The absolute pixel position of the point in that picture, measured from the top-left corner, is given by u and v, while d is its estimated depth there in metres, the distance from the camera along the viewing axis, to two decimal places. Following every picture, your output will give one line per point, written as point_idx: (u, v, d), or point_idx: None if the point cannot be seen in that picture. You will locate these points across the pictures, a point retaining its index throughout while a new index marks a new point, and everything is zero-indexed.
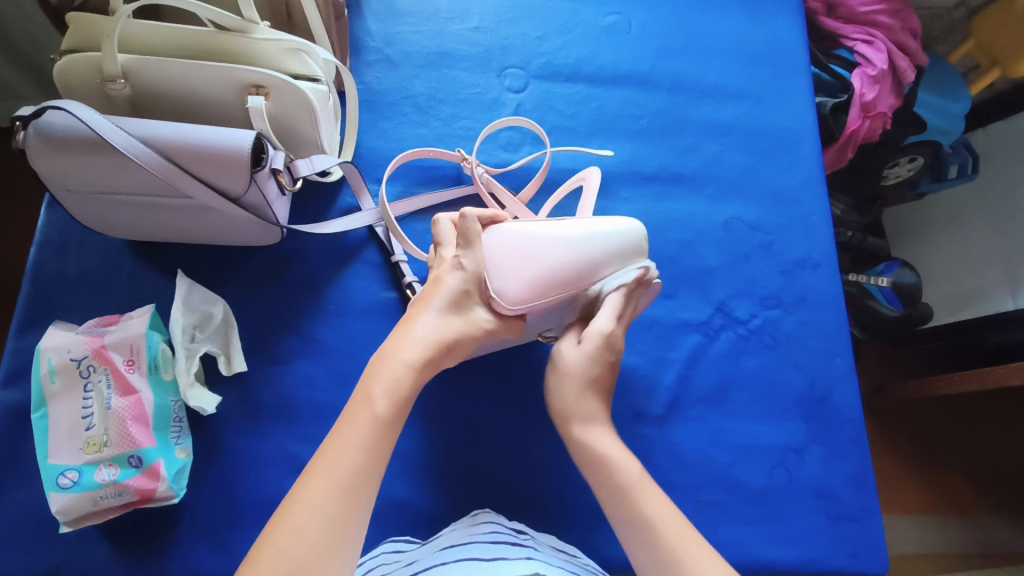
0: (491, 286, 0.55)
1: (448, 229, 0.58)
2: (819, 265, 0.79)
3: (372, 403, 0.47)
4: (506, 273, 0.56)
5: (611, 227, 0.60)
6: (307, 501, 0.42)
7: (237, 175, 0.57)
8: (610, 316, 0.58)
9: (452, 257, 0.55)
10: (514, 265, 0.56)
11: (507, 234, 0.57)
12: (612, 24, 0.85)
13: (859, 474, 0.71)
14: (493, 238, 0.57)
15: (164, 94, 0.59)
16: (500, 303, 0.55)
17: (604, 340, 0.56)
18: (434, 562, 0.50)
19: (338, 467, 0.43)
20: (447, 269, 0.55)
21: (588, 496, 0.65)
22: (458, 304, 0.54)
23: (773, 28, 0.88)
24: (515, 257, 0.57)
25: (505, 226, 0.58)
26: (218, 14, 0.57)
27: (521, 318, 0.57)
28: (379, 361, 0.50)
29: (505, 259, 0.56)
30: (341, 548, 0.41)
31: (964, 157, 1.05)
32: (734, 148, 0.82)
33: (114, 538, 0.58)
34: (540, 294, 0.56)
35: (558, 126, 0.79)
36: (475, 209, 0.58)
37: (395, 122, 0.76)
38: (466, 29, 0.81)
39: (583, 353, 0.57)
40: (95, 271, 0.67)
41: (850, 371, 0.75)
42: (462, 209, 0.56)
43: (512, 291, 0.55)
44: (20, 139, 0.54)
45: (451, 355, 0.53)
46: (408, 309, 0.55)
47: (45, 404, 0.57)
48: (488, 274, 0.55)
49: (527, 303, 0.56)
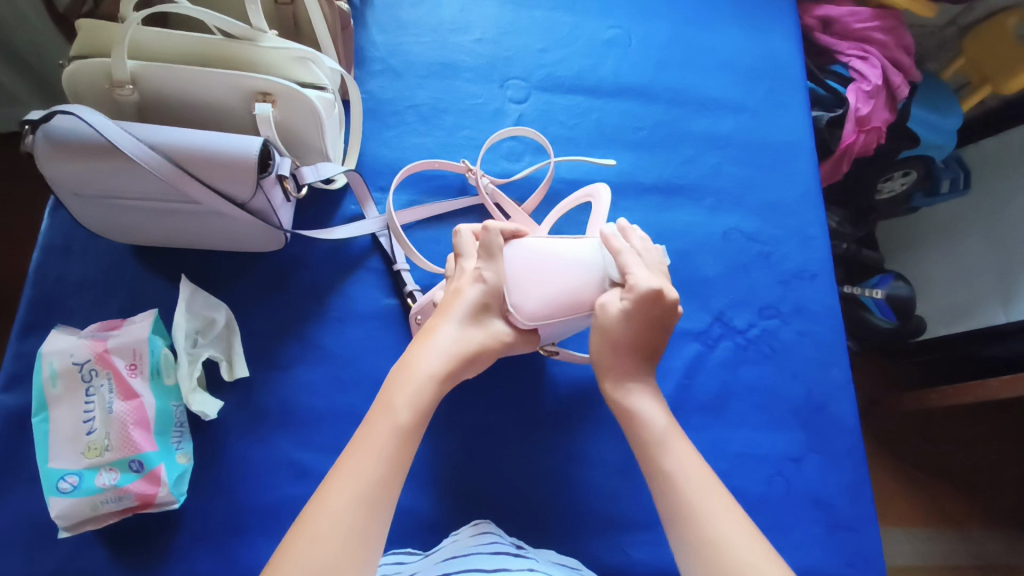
0: (509, 301, 0.56)
1: (469, 241, 0.59)
2: (816, 275, 0.79)
3: (388, 411, 0.47)
4: (525, 288, 0.57)
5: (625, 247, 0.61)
6: (319, 507, 0.42)
7: (244, 181, 0.57)
8: (636, 277, 0.56)
9: (474, 269, 0.56)
10: (535, 279, 0.57)
11: (526, 250, 0.58)
12: (613, 37, 0.86)
13: (857, 484, 0.71)
14: (516, 253, 0.58)
15: (171, 100, 0.60)
16: (517, 317, 0.57)
17: (653, 291, 0.55)
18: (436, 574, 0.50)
19: (349, 471, 0.44)
20: (468, 280, 0.56)
21: (589, 504, 0.66)
22: (479, 316, 0.55)
23: (771, 43, 0.90)
24: (537, 272, 0.58)
25: (526, 242, 0.59)
26: (226, 22, 0.58)
27: (535, 332, 0.58)
28: (400, 371, 0.51)
29: (525, 276, 0.57)
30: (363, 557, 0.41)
31: (956, 171, 1.08)
32: (732, 160, 0.83)
33: (114, 544, 0.58)
34: (562, 310, 0.57)
35: (560, 137, 0.80)
36: (498, 222, 0.58)
37: (398, 131, 0.77)
38: (469, 40, 0.82)
39: (627, 306, 0.55)
40: (98, 276, 0.67)
41: (846, 380, 0.75)
42: (485, 221, 0.57)
43: (529, 307, 0.57)
44: (28, 143, 0.54)
45: (472, 365, 0.54)
46: (427, 318, 0.55)
47: (46, 408, 0.57)
48: (507, 289, 0.56)
49: (544, 319, 0.57)
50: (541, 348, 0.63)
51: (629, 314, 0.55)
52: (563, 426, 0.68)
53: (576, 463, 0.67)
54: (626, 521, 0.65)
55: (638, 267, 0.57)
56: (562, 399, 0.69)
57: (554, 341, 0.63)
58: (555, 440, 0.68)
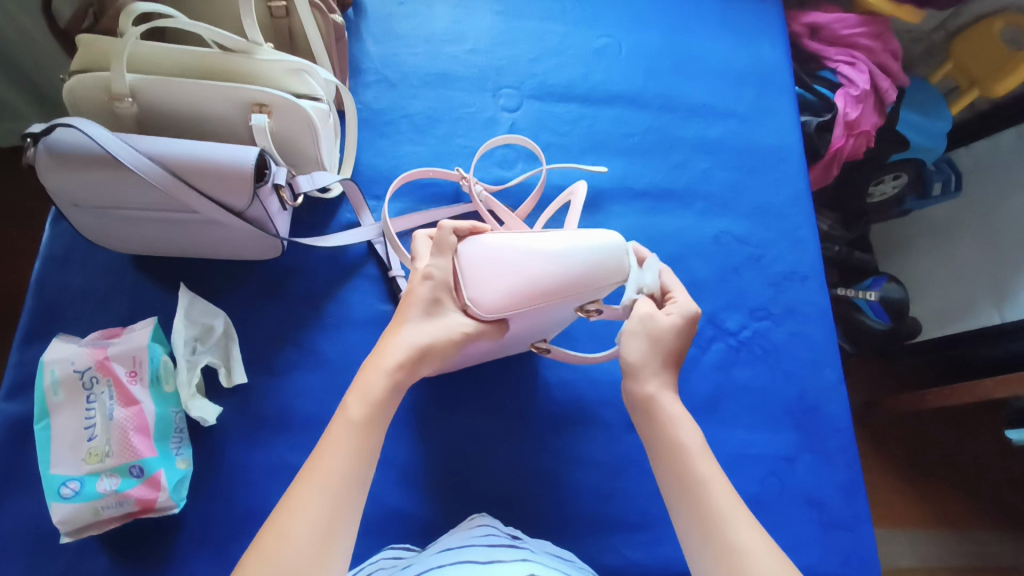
0: (465, 294, 0.54)
1: (425, 244, 0.58)
2: (807, 277, 0.80)
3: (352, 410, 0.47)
4: (483, 282, 0.54)
5: (597, 241, 0.58)
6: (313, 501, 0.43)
7: (241, 190, 0.58)
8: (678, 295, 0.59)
9: (423, 267, 0.55)
10: (491, 272, 0.55)
11: (485, 246, 0.56)
12: (603, 46, 0.88)
13: (850, 482, 0.72)
14: (471, 248, 0.56)
15: (169, 113, 0.61)
16: (476, 310, 0.54)
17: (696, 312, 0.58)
18: (430, 565, 0.50)
19: (327, 465, 0.44)
20: (417, 280, 0.55)
21: (585, 506, 0.66)
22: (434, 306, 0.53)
23: (759, 50, 0.91)
24: (494, 268, 0.55)
25: (485, 237, 0.56)
26: (222, 35, 0.60)
27: (500, 323, 0.55)
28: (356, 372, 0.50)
29: (484, 270, 0.55)
30: (332, 550, 0.42)
31: (948, 174, 1.10)
32: (722, 165, 0.85)
33: (114, 549, 0.59)
34: (526, 299, 0.55)
35: (551, 144, 0.82)
36: (453, 221, 0.57)
37: (393, 140, 0.78)
38: (462, 51, 0.84)
39: (677, 321, 0.56)
40: (99, 284, 0.68)
41: (838, 381, 0.76)
42: (438, 221, 0.56)
43: (487, 300, 0.54)
44: (30, 155, 0.56)
45: (430, 360, 0.52)
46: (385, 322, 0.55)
47: (47, 415, 0.58)
48: (463, 282, 0.55)
49: (504, 311, 0.55)
50: (533, 345, 0.65)
51: (678, 329, 0.56)
52: (555, 429, 0.69)
53: (569, 463, 0.68)
54: (620, 522, 0.66)
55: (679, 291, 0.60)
56: (555, 401, 0.70)
57: (545, 338, 0.65)
58: (549, 442, 0.68)
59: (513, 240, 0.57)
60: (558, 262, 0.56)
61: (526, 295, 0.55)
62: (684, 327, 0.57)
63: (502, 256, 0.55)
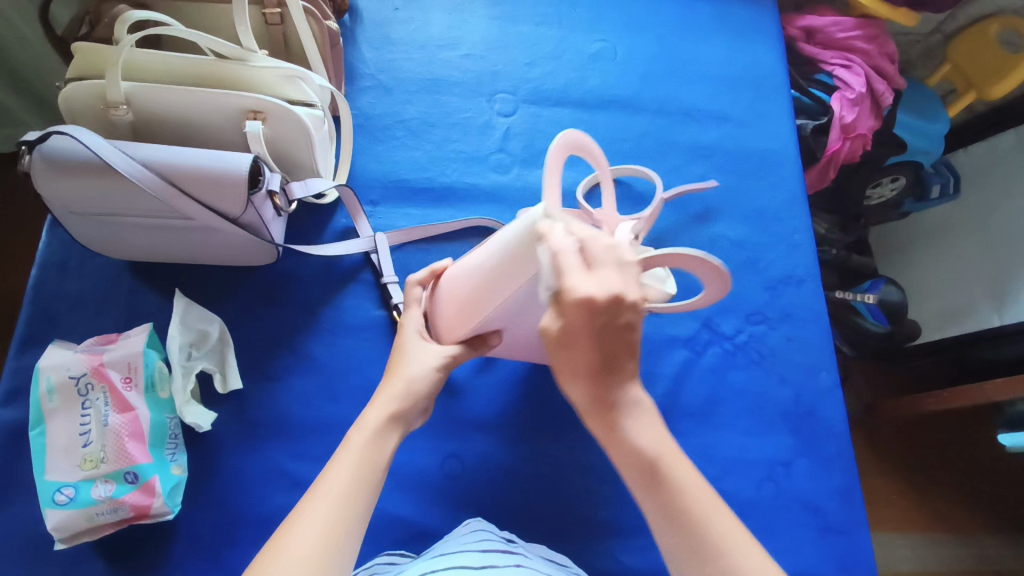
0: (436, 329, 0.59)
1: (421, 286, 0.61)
2: (802, 281, 0.80)
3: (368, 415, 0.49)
4: (439, 317, 0.59)
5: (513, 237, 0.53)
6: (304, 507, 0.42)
7: (235, 197, 0.59)
8: (579, 274, 0.44)
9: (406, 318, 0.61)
10: (441, 307, 0.58)
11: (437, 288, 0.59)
12: (598, 51, 0.88)
13: (846, 487, 0.72)
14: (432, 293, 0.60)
15: (164, 120, 0.61)
16: (443, 338, 0.58)
17: (583, 301, 0.42)
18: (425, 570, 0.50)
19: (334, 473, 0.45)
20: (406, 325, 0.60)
21: (580, 511, 0.66)
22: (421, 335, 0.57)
23: (755, 54, 0.92)
24: (444, 301, 0.58)
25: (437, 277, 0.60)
26: (217, 43, 0.60)
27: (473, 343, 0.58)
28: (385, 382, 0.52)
29: (438, 306, 0.58)
30: (340, 545, 0.41)
31: (946, 177, 1.11)
32: (718, 168, 0.85)
33: (109, 555, 0.59)
34: (469, 318, 0.56)
35: (546, 148, 0.82)
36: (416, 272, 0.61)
37: (388, 145, 0.79)
38: (458, 56, 0.84)
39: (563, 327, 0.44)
40: (95, 291, 0.68)
41: (834, 385, 0.76)
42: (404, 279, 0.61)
43: (445, 329, 0.58)
44: (25, 162, 0.56)
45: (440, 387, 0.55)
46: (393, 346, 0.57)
47: (43, 421, 0.58)
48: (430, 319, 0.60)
49: (463, 333, 0.57)
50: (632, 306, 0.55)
51: (576, 339, 0.44)
52: (550, 435, 0.69)
53: (564, 469, 0.68)
54: (615, 527, 0.66)
55: (578, 268, 0.44)
56: (550, 406, 0.70)
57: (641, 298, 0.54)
58: (544, 447, 0.68)
59: (453, 270, 0.58)
60: (488, 270, 0.54)
61: (473, 314, 0.56)
62: (579, 322, 0.43)
63: (457, 282, 0.57)
